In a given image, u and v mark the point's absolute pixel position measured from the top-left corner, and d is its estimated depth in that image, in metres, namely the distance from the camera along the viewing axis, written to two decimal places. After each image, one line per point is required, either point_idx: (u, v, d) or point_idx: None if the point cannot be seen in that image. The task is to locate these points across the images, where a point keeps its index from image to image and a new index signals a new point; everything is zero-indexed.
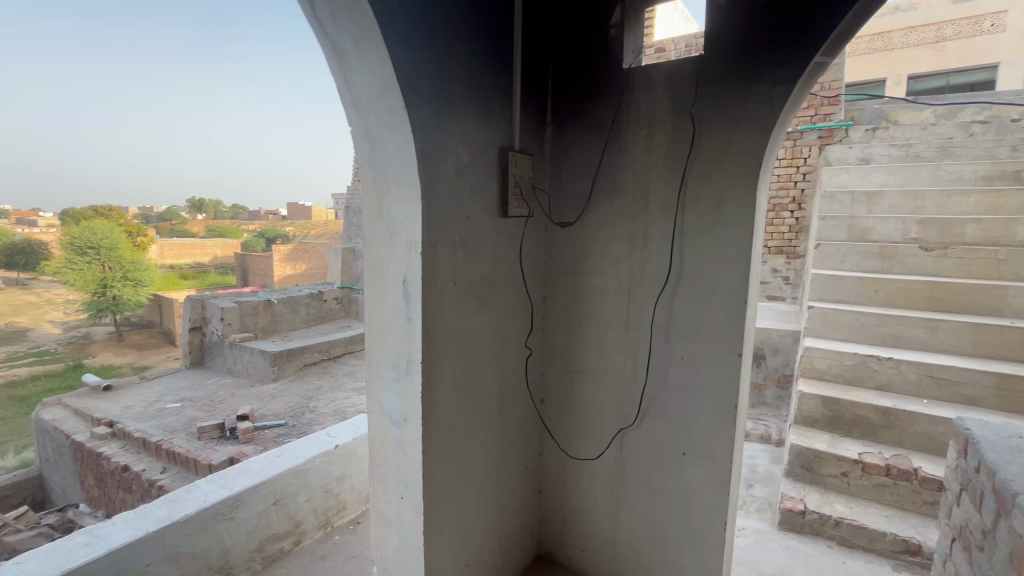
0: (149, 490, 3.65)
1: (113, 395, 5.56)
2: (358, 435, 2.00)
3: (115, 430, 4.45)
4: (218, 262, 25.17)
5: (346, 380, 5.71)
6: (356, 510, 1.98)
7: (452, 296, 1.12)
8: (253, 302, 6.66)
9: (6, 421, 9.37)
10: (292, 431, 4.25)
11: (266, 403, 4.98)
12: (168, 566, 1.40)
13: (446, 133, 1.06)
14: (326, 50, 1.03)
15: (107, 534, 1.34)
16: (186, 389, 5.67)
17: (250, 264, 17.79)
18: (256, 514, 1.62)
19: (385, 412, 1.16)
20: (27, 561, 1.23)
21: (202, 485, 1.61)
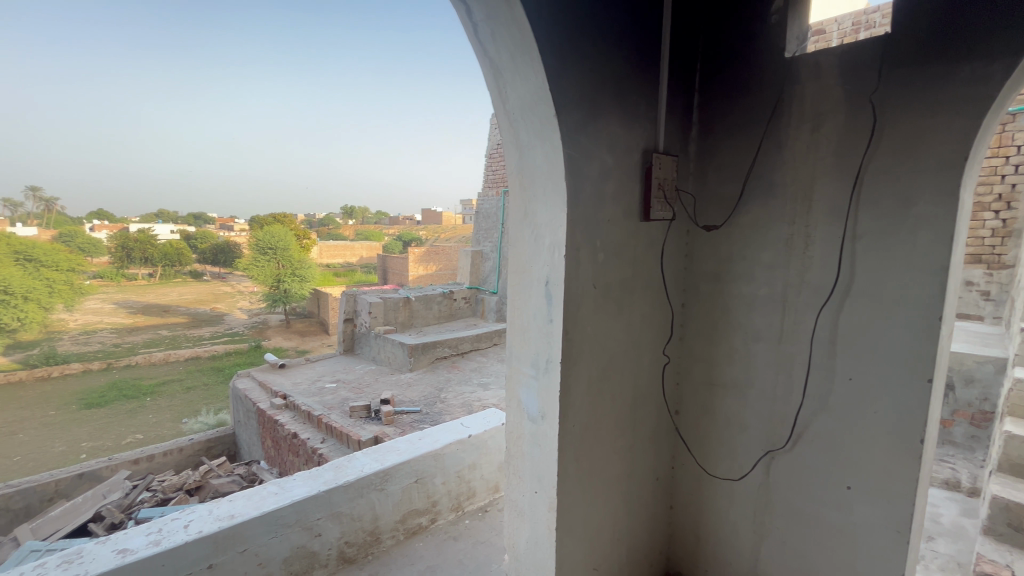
0: (312, 456, 4.26)
1: (286, 372, 6.60)
2: (489, 427, 2.11)
3: (287, 402, 5.28)
4: (364, 262, 28.48)
5: (471, 374, 6.06)
6: (485, 498, 2.09)
7: (591, 300, 1.13)
8: (395, 298, 7.45)
9: (209, 387, 11.64)
10: (425, 418, 4.63)
11: (404, 390, 5.51)
12: (333, 523, 1.63)
13: (593, 137, 1.07)
14: (483, 66, 1.12)
15: (290, 487, 1.62)
16: (340, 372, 6.51)
17: (391, 265, 19.84)
18: (401, 488, 1.80)
19: (523, 408, 1.21)
20: (236, 500, 1.53)
21: (359, 457, 1.84)
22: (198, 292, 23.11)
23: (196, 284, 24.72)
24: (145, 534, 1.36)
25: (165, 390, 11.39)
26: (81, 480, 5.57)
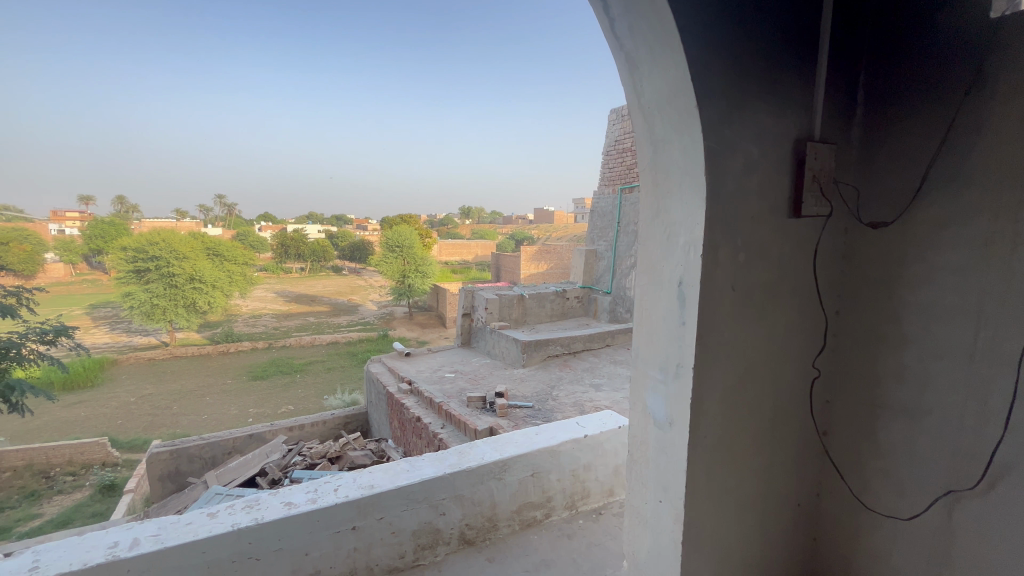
0: (433, 440, 4.58)
1: (411, 360, 7.17)
2: (606, 429, 2.07)
3: (412, 388, 5.75)
4: (479, 260, 29.86)
5: (583, 374, 6.03)
6: (600, 500, 2.06)
7: (730, 304, 1.05)
8: (509, 296, 7.75)
9: (346, 369, 13.15)
10: (537, 414, 4.72)
11: (517, 385, 5.68)
12: (456, 505, 1.73)
13: (737, 128, 0.99)
14: (619, 62, 1.11)
15: (419, 466, 1.75)
16: (457, 363, 6.91)
17: (504, 263, 20.54)
18: (518, 480, 1.85)
19: (649, 412, 1.18)
20: (375, 472, 1.71)
21: (481, 445, 1.93)
22: (338, 285, 26.17)
23: (337, 279, 28.06)
24: (305, 492, 1.58)
25: (312, 370, 13.10)
26: (251, 440, 6.65)
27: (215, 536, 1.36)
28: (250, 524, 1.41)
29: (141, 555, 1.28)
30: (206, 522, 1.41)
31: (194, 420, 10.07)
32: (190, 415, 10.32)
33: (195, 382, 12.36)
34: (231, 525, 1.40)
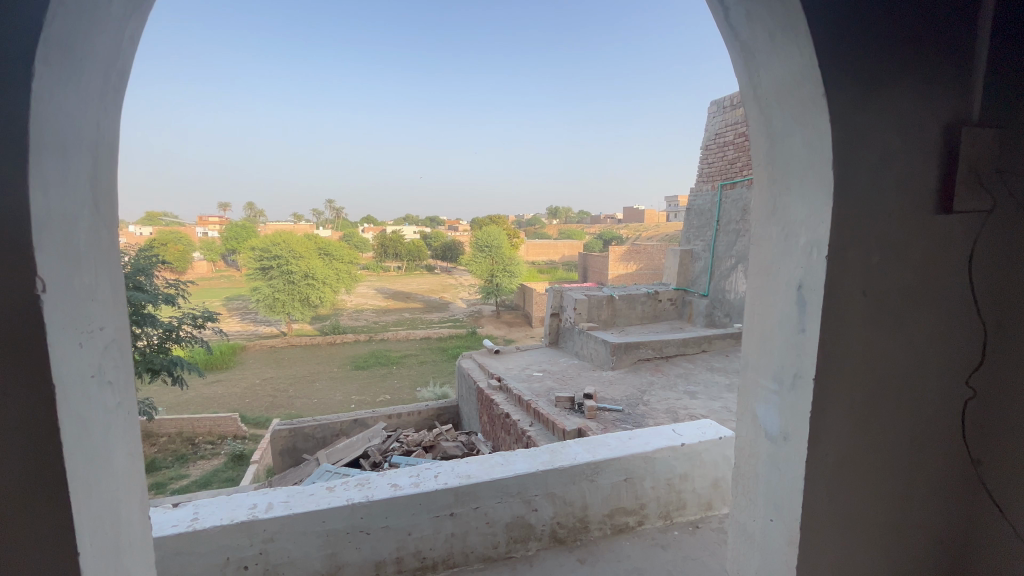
0: (522, 436, 4.66)
1: (500, 357, 7.36)
2: (705, 438, 1.97)
3: (501, 385, 5.90)
4: (566, 260, 29.76)
5: (676, 380, 5.77)
6: (698, 513, 1.96)
7: (859, 310, 0.95)
8: (599, 297, 7.64)
9: (438, 363, 13.82)
10: (628, 419, 4.60)
11: (606, 388, 5.59)
12: (548, 502, 1.75)
13: (873, 115, 0.89)
14: (734, 53, 1.06)
15: (512, 461, 1.80)
16: (545, 363, 6.95)
17: (592, 263, 20.28)
18: (611, 484, 1.82)
19: (761, 424, 1.10)
20: (472, 463, 1.79)
21: (573, 445, 1.93)
22: (431, 283, 27.61)
23: (430, 277, 29.57)
24: (409, 476, 1.70)
25: (407, 363, 13.94)
26: (355, 424, 7.25)
27: (333, 507, 1.51)
28: (362, 500, 1.54)
29: (275, 517, 1.46)
30: (326, 494, 1.58)
31: (307, 403, 11.22)
32: (304, 398, 11.49)
33: (308, 369, 13.74)
34: (346, 499, 1.54)
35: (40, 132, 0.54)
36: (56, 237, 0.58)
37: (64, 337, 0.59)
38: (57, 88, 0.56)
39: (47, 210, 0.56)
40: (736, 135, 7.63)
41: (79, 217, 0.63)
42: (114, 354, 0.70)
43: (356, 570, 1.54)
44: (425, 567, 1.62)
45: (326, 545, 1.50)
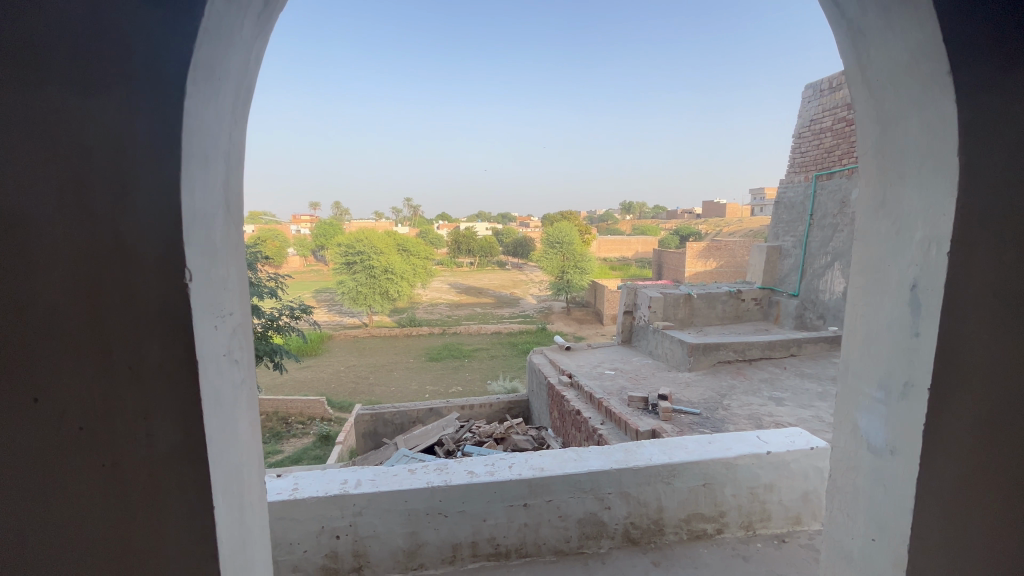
0: (593, 434, 4.62)
1: (571, 354, 7.33)
2: (794, 448, 1.84)
3: (572, 381, 5.89)
4: (639, 256, 28.92)
5: (760, 384, 5.42)
6: (784, 526, 1.84)
7: (989, 314, 0.84)
8: (675, 295, 7.36)
9: (508, 358, 14.05)
10: (705, 423, 4.40)
11: (682, 390, 5.38)
12: (622, 501, 1.73)
13: (1011, 93, 0.79)
14: (840, 34, 0.98)
15: (586, 457, 1.79)
16: (617, 361, 6.83)
17: (667, 260, 19.55)
18: (688, 488, 1.77)
19: (863, 436, 1.01)
20: (545, 456, 1.81)
21: (648, 446, 1.89)
22: (502, 279, 28.04)
23: (501, 273, 30.07)
24: (485, 464, 1.76)
25: (478, 356, 14.29)
26: (431, 413, 7.57)
27: (415, 489, 1.60)
28: (441, 484, 1.62)
29: (364, 493, 1.58)
30: (408, 476, 1.68)
31: (386, 391, 11.90)
32: (383, 386, 12.18)
33: (387, 359, 14.56)
34: (426, 481, 1.63)
35: (189, 143, 0.63)
36: (199, 234, 0.67)
37: (205, 321, 0.68)
38: (202, 106, 0.65)
39: (193, 210, 0.65)
40: (835, 121, 6.99)
41: (216, 216, 0.72)
42: (240, 338, 0.80)
43: (434, 550, 1.63)
44: (499, 554, 1.67)
45: (407, 524, 1.60)
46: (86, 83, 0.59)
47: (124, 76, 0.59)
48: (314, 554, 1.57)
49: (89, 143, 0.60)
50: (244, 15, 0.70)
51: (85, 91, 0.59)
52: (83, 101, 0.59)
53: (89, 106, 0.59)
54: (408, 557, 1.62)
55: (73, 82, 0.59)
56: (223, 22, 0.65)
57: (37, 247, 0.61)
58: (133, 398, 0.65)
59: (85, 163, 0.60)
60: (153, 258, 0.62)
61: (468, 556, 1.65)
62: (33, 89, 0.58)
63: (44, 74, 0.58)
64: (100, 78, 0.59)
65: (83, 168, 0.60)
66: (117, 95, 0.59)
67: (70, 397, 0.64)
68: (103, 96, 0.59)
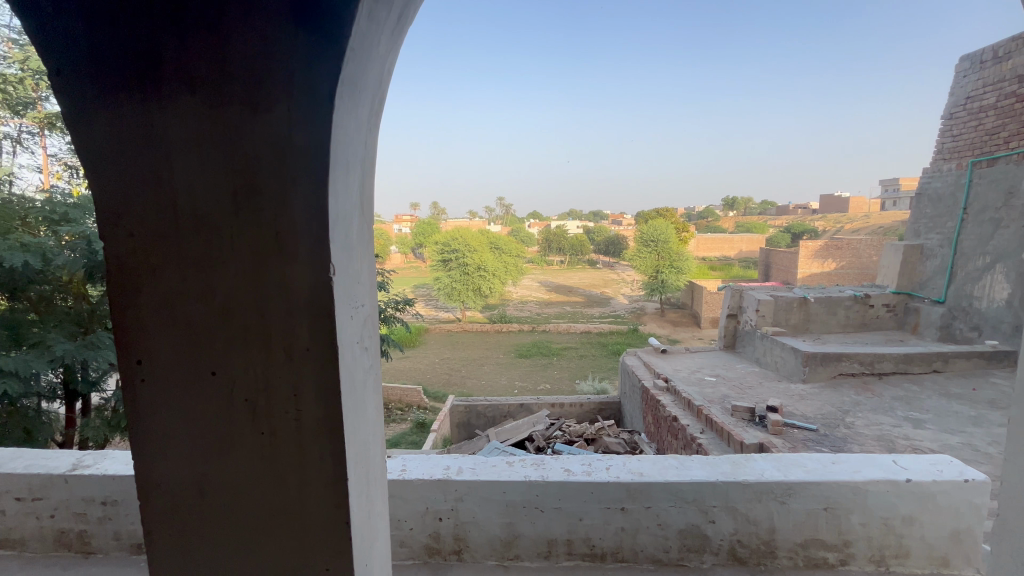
0: (690, 443, 4.39)
1: (667, 357, 7.02)
2: (941, 478, 1.59)
3: (669, 386, 5.64)
4: (743, 256, 26.84)
5: (891, 402, 4.77)
6: (926, 567, 1.60)
7: None
8: (788, 298, 6.72)
9: (598, 359, 13.85)
10: (823, 441, 3.97)
11: (795, 402, 4.90)
12: (729, 516, 1.62)
13: None
14: None
15: (688, 466, 1.71)
16: (719, 367, 6.40)
17: (775, 260, 17.94)
18: (807, 510, 1.61)
19: None
20: (644, 461, 1.75)
21: (758, 460, 1.75)
22: (593, 279, 27.63)
23: (591, 271, 29.69)
24: (581, 463, 1.75)
25: (567, 355, 14.24)
26: (521, 409, 7.71)
27: (513, 481, 1.64)
28: (538, 478, 1.65)
29: (464, 480, 1.66)
30: (505, 468, 1.73)
31: (477, 384, 12.34)
32: (475, 379, 12.63)
33: (478, 353, 15.07)
34: (524, 475, 1.66)
35: (336, 152, 0.70)
36: (341, 233, 0.75)
37: (344, 310, 0.76)
38: (346, 117, 0.72)
39: (337, 211, 0.73)
40: (1000, 96, 5.92)
41: (354, 216, 0.80)
42: (369, 327, 0.88)
43: (530, 543, 1.66)
44: (595, 555, 1.65)
45: (505, 514, 1.65)
46: (258, 101, 0.68)
47: (288, 95, 0.67)
48: (419, 532, 1.68)
49: (259, 154, 0.69)
50: (382, 32, 0.76)
51: (257, 109, 0.68)
52: (255, 118, 0.68)
53: (259, 121, 0.68)
54: (505, 547, 1.66)
55: (248, 102, 0.68)
56: (365, 39, 0.72)
57: (218, 244, 0.72)
58: (287, 377, 0.74)
59: (255, 172, 0.69)
60: (308, 254, 0.71)
61: (563, 554, 1.66)
62: (217, 110, 0.68)
63: (226, 96, 0.68)
64: (267, 98, 0.68)
65: (254, 176, 0.70)
66: (282, 111, 0.68)
67: (238, 373, 0.75)
68: (270, 113, 0.68)
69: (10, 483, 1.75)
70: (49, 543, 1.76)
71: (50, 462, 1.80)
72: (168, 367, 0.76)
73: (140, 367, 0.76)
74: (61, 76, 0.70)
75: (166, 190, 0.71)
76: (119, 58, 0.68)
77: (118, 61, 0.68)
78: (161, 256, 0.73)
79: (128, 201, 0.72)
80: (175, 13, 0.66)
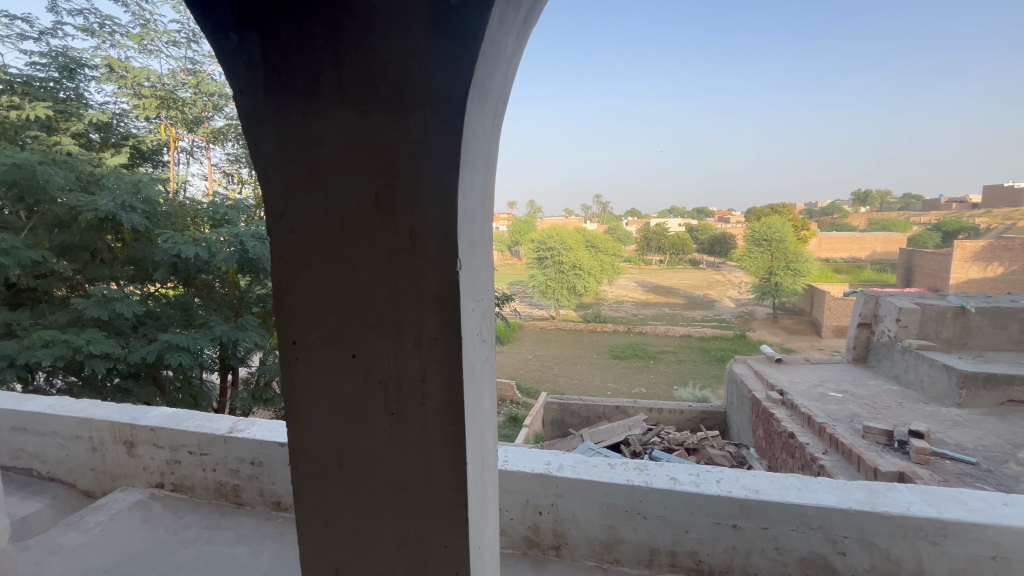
0: (810, 463, 3.98)
1: (782, 367, 6.41)
2: None
3: (785, 399, 5.15)
4: (876, 257, 23.62)
5: None
6: None
7: None
8: (940, 307, 5.74)
9: (698, 364, 13.12)
10: (984, 477, 3.37)
11: (947, 429, 4.21)
12: (863, 550, 1.44)
13: None
14: None
15: (814, 488, 1.54)
16: (847, 382, 5.69)
17: (919, 263, 15.55)
18: (966, 556, 1.37)
19: None
20: (760, 478, 1.62)
21: (902, 491, 1.53)
22: (695, 279, 26.11)
23: (693, 271, 28.09)
24: (688, 473, 1.66)
25: (665, 358, 13.63)
26: (616, 411, 7.54)
27: (615, 483, 1.61)
28: (642, 484, 1.59)
29: (565, 477, 1.66)
30: (607, 469, 1.69)
31: (569, 382, 12.32)
32: (567, 377, 12.62)
33: (571, 352, 15.01)
34: (627, 478, 1.62)
35: (465, 152, 0.74)
36: (467, 229, 0.78)
37: (468, 302, 0.80)
38: (475, 117, 0.75)
39: (465, 209, 0.77)
40: None
41: (478, 212, 0.83)
42: (488, 320, 0.91)
43: (631, 549, 1.62)
44: (701, 571, 1.57)
45: (605, 516, 1.62)
46: (398, 108, 0.74)
47: (426, 101, 0.72)
48: (519, 523, 1.72)
49: (398, 157, 0.75)
50: (510, 31, 0.78)
51: (398, 115, 0.74)
52: (395, 123, 0.74)
53: (399, 126, 0.74)
54: (604, 550, 1.64)
55: (390, 109, 0.74)
56: (494, 42, 0.74)
57: (360, 238, 0.79)
58: (415, 361, 0.80)
59: (394, 174, 0.76)
60: (438, 248, 0.75)
61: (666, 564, 1.59)
62: (363, 117, 0.75)
63: (370, 104, 0.75)
64: (407, 105, 0.73)
65: (393, 177, 0.76)
66: (420, 117, 0.73)
67: (375, 357, 0.82)
68: (408, 118, 0.73)
69: (185, 439, 2.09)
70: (212, 493, 2.08)
71: (214, 424, 2.12)
72: (317, 347, 0.85)
73: (295, 347, 0.87)
74: (243, 96, 0.82)
75: (320, 191, 0.80)
76: (287, 76, 0.78)
77: (286, 78, 0.78)
78: (314, 250, 0.82)
79: (290, 201, 0.82)
80: (331, 33, 0.74)
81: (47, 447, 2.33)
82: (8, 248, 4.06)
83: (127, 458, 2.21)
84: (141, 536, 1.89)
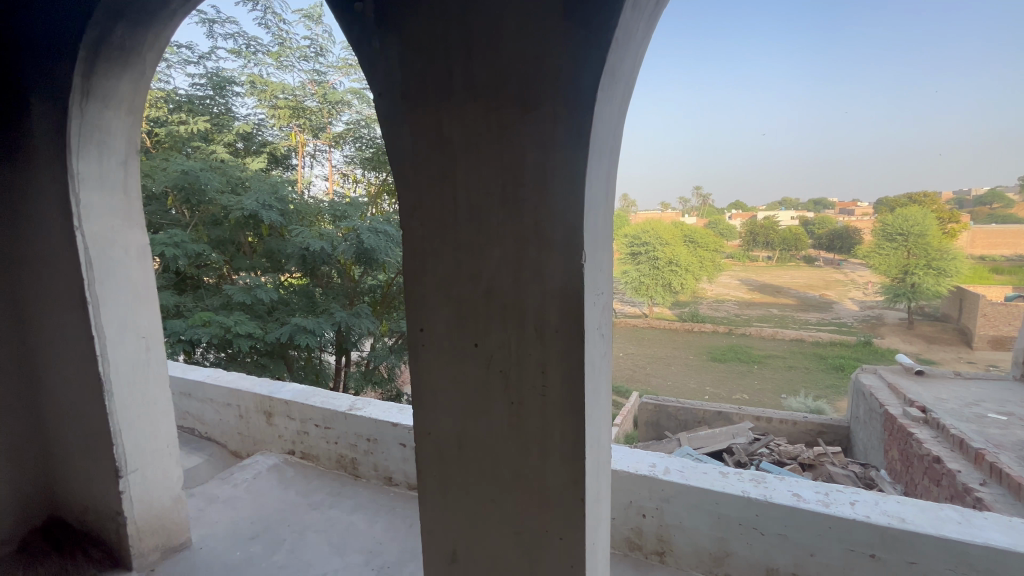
0: (961, 493, 3.43)
1: (924, 381, 5.57)
2: None
3: (928, 418, 4.49)
4: None
5: None
6: None
7: None
8: None
9: (811, 372, 11.92)
10: None
11: None
12: None
13: None
14: None
15: (980, 525, 1.32)
16: (1013, 403, 4.79)
17: None
18: None
19: None
20: (907, 505, 1.42)
21: None
22: (810, 278, 23.65)
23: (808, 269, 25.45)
24: (815, 490, 1.50)
25: (772, 363, 12.54)
26: (717, 416, 7.09)
27: (728, 494, 1.50)
28: (760, 497, 1.47)
29: (672, 481, 1.58)
30: (719, 478, 1.58)
31: (662, 382, 11.84)
32: (660, 377, 12.13)
33: (665, 351, 14.40)
34: (742, 490, 1.51)
35: (593, 144, 0.73)
36: (591, 222, 0.77)
37: (590, 297, 0.79)
38: (604, 108, 0.74)
39: (591, 203, 0.76)
40: None
41: (601, 206, 0.81)
42: (607, 316, 0.89)
43: (745, 565, 1.51)
44: None
45: (716, 527, 1.53)
46: (528, 102, 0.74)
47: (555, 94, 0.72)
48: (621, 523, 1.68)
49: (526, 151, 0.76)
50: (642, 16, 0.75)
51: (527, 109, 0.74)
52: (524, 118, 0.75)
53: (528, 120, 0.75)
54: (714, 562, 1.55)
55: (520, 104, 0.75)
56: (627, 29, 0.72)
57: (485, 232, 0.82)
58: (536, 353, 0.81)
59: (521, 167, 0.77)
60: (562, 241, 0.75)
61: None
62: (492, 114, 0.77)
63: (500, 100, 0.76)
64: (536, 98, 0.74)
65: (520, 171, 0.77)
66: (547, 109, 0.73)
67: (497, 346, 0.84)
68: (538, 112, 0.74)
69: (313, 414, 2.33)
70: (335, 463, 2.30)
71: (336, 401, 2.34)
72: (443, 335, 0.90)
73: (422, 334, 0.92)
74: (381, 98, 0.88)
75: (450, 187, 0.84)
76: (422, 77, 0.82)
77: (421, 78, 0.82)
78: (442, 242, 0.86)
79: (421, 196, 0.87)
80: (465, 33, 0.76)
81: (206, 411, 2.74)
82: (179, 241, 4.84)
83: (267, 426, 2.52)
84: (278, 496, 2.14)
